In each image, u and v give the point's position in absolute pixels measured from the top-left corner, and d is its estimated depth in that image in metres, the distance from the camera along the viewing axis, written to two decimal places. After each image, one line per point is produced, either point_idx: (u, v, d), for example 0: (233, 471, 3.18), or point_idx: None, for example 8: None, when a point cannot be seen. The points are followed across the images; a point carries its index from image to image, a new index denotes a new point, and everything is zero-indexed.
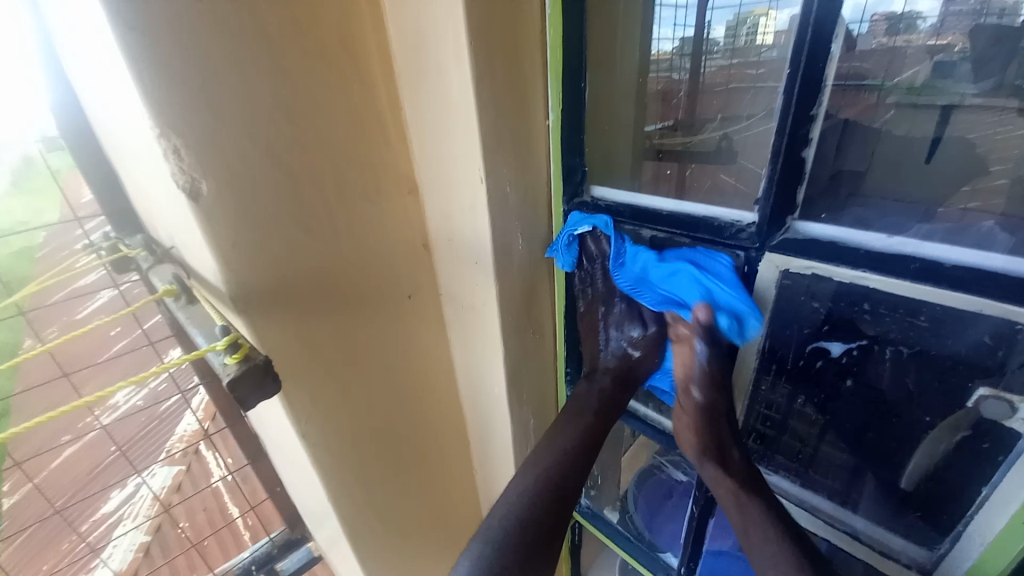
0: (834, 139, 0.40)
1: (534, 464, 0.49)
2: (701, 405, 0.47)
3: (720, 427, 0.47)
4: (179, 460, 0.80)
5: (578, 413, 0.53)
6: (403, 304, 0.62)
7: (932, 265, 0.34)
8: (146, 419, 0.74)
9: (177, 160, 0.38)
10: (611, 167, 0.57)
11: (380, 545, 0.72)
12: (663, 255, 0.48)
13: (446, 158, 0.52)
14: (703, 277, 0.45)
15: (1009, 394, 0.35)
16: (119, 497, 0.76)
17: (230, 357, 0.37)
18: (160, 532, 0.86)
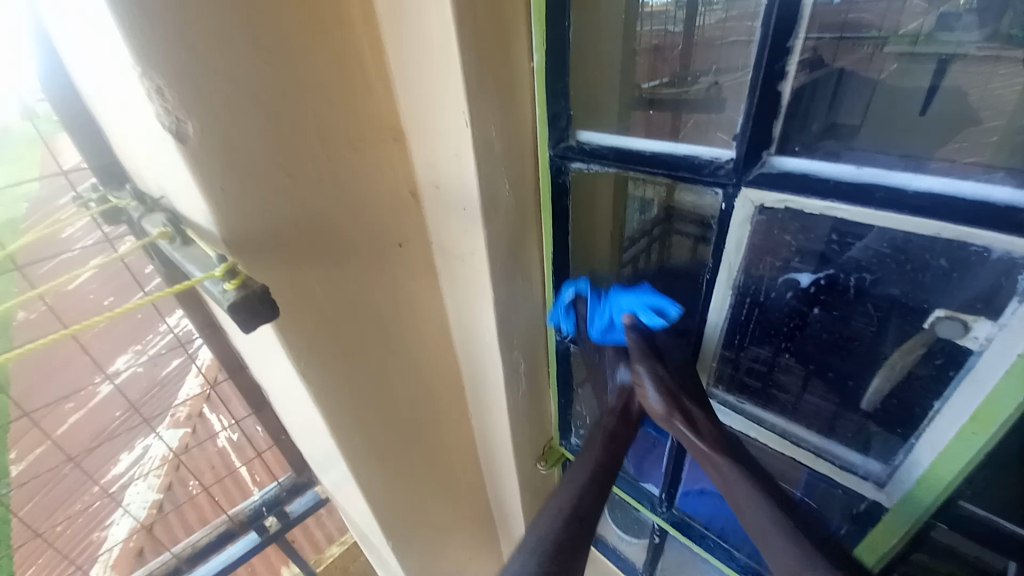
0: (820, 91, 0.40)
1: (537, 525, 0.49)
2: (660, 399, 0.52)
3: (672, 388, 0.53)
4: (185, 422, 0.83)
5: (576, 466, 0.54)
6: (394, 254, 0.64)
7: (897, 192, 0.36)
8: (147, 383, 0.73)
9: (161, 100, 0.39)
10: (595, 111, 0.57)
11: (381, 484, 0.77)
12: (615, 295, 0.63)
13: (431, 102, 0.51)
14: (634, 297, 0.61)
15: (964, 314, 0.38)
16: (128, 459, 0.79)
17: (229, 285, 0.40)
18: (170, 491, 0.88)
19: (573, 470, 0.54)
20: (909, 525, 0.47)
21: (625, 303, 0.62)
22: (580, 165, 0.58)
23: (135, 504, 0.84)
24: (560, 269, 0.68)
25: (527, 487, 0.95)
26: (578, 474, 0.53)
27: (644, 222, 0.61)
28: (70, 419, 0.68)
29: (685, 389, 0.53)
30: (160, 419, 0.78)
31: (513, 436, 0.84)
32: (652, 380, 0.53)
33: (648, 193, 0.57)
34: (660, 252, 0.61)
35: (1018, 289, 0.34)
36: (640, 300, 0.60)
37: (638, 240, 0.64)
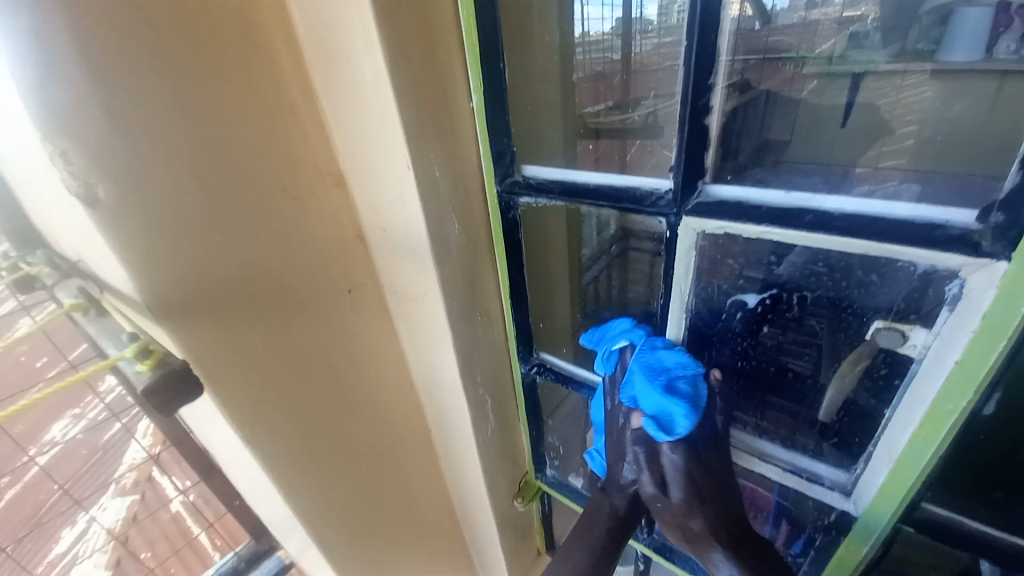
0: (738, 120, 0.42)
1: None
2: (684, 502, 0.47)
3: (707, 492, 0.47)
4: (133, 488, 0.74)
5: (583, 534, 0.54)
6: (344, 300, 0.61)
7: (824, 216, 0.37)
8: (89, 452, 0.67)
9: (67, 164, 0.36)
10: (538, 146, 0.58)
11: (347, 545, 0.72)
12: (652, 360, 0.50)
13: (370, 148, 0.51)
14: (656, 384, 0.49)
15: (899, 324, 0.40)
16: (71, 536, 0.69)
17: (143, 364, 0.39)
18: (120, 568, 0.77)
19: (579, 541, 0.53)
20: (876, 536, 0.47)
21: (641, 390, 0.49)
22: (528, 201, 0.57)
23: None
24: (518, 302, 0.67)
25: (505, 526, 0.91)
26: (581, 547, 0.53)
27: (602, 241, 0.61)
28: (6, 498, 0.60)
29: (720, 491, 0.47)
30: (101, 491, 0.71)
31: (485, 475, 0.81)
32: (673, 483, 0.47)
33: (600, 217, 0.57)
34: (620, 270, 0.62)
35: (944, 299, 0.36)
36: (655, 397, 0.48)
37: (597, 261, 0.65)
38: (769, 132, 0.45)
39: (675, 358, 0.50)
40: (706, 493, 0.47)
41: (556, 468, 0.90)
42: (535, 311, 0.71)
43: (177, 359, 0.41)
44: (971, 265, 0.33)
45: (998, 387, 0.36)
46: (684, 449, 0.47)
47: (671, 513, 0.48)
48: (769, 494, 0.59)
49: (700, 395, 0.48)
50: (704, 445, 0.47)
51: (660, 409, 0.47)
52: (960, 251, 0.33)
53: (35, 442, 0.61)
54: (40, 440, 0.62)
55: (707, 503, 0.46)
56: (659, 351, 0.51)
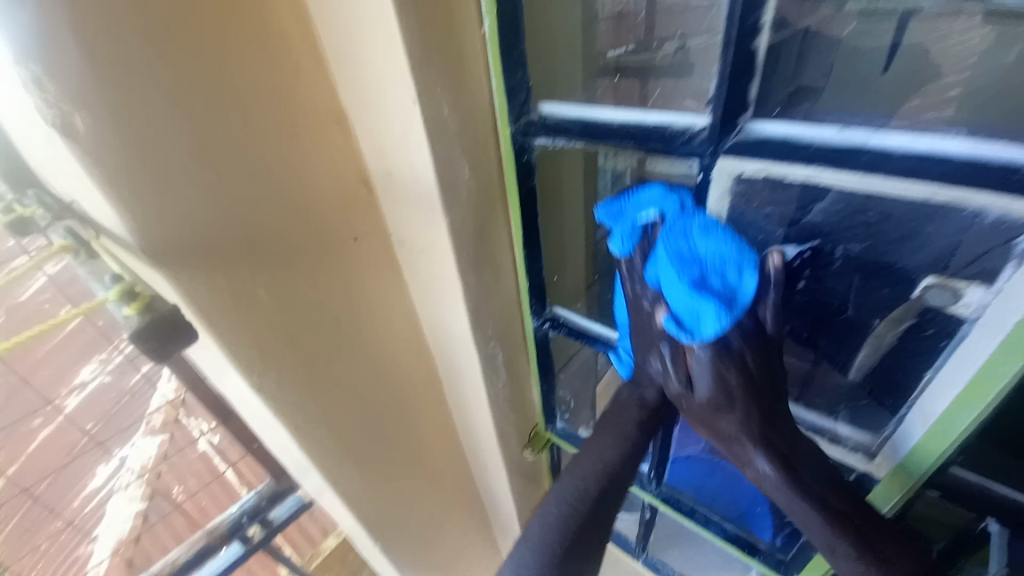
0: (791, 54, 0.36)
1: (566, 481, 0.51)
2: (715, 396, 0.42)
3: (745, 391, 0.42)
4: (162, 428, 0.75)
5: (592, 450, 0.52)
6: (350, 248, 0.59)
7: (883, 155, 0.33)
8: (116, 397, 0.68)
9: (41, 91, 0.33)
10: (556, 80, 0.52)
11: (361, 488, 0.74)
12: (679, 243, 0.41)
13: (372, 81, 0.46)
14: (682, 278, 0.40)
15: (953, 282, 0.36)
16: (105, 473, 0.73)
17: (129, 308, 0.40)
18: (155, 501, 0.82)
19: (591, 457, 0.52)
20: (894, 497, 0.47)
21: (671, 282, 0.40)
22: (544, 142, 0.53)
23: (113, 526, 0.79)
24: (532, 254, 0.64)
25: (514, 473, 0.94)
26: (597, 455, 0.52)
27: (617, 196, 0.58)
28: (39, 437, 0.63)
29: (760, 386, 0.42)
30: (131, 432, 0.72)
31: (496, 426, 0.82)
32: (709, 379, 0.42)
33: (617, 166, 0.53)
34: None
35: (1012, 254, 0.32)
36: (692, 300, 0.39)
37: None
38: (806, 77, 0.37)
39: (719, 240, 0.40)
40: (738, 393, 0.42)
41: (567, 421, 0.90)
42: (550, 265, 0.68)
43: (165, 303, 0.41)
44: None
45: None
46: (716, 348, 0.41)
47: (696, 406, 0.44)
48: None
49: (744, 292, 0.39)
50: (742, 342, 0.41)
51: (689, 311, 0.40)
52: None
53: (63, 387, 0.63)
54: (69, 384, 0.63)
55: (740, 403, 0.42)
56: (697, 231, 0.41)
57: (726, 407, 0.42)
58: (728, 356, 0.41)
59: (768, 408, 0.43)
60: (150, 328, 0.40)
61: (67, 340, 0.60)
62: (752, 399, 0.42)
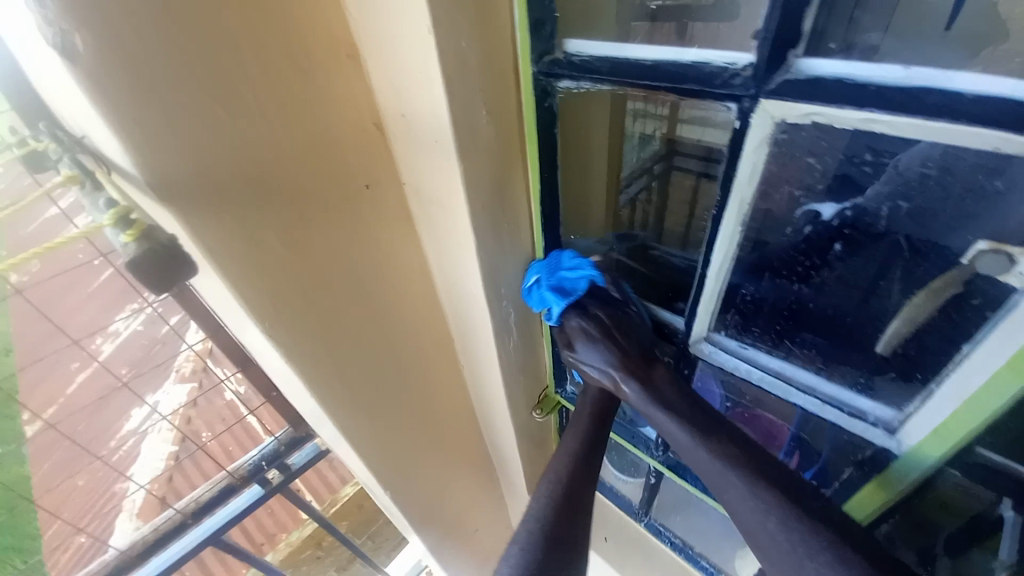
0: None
1: (544, 481, 0.58)
2: (596, 351, 0.58)
3: (604, 337, 0.58)
4: (193, 375, 0.78)
5: (559, 453, 0.60)
6: (362, 197, 0.57)
7: (951, 98, 0.29)
8: (149, 344, 0.70)
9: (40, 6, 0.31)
10: (584, 17, 0.48)
11: (372, 439, 0.76)
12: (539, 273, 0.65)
13: (386, 8, 0.43)
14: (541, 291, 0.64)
15: (1009, 246, 0.33)
16: (139, 416, 0.77)
17: (126, 235, 0.42)
18: (185, 443, 0.86)
19: (557, 459, 0.60)
20: (916, 472, 0.45)
21: (543, 292, 0.64)
22: (567, 84, 0.50)
23: (146, 466, 0.82)
24: (549, 211, 0.61)
25: (523, 433, 0.95)
26: (563, 458, 0.60)
27: (644, 157, 0.59)
28: (76, 380, 0.66)
29: (620, 332, 0.58)
30: (161, 380, 0.76)
31: (507, 386, 0.82)
32: (582, 338, 0.60)
33: (647, 128, 0.55)
34: (661, 191, 0.59)
35: None
36: (552, 298, 0.62)
37: (635, 182, 0.61)
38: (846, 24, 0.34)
39: (565, 259, 0.64)
40: (603, 336, 0.58)
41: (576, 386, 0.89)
42: (566, 224, 0.65)
43: (160, 232, 0.43)
44: None
45: None
46: (579, 318, 0.61)
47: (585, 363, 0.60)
48: (789, 425, 0.56)
49: (582, 283, 0.63)
50: (595, 307, 0.61)
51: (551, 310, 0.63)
52: None
53: (98, 334, 0.64)
54: (104, 330, 0.65)
55: (607, 347, 0.58)
56: (546, 263, 0.65)
57: (602, 354, 0.58)
58: (592, 318, 0.60)
59: (632, 347, 0.57)
60: (146, 257, 0.42)
61: (99, 288, 0.61)
62: (615, 344, 0.57)
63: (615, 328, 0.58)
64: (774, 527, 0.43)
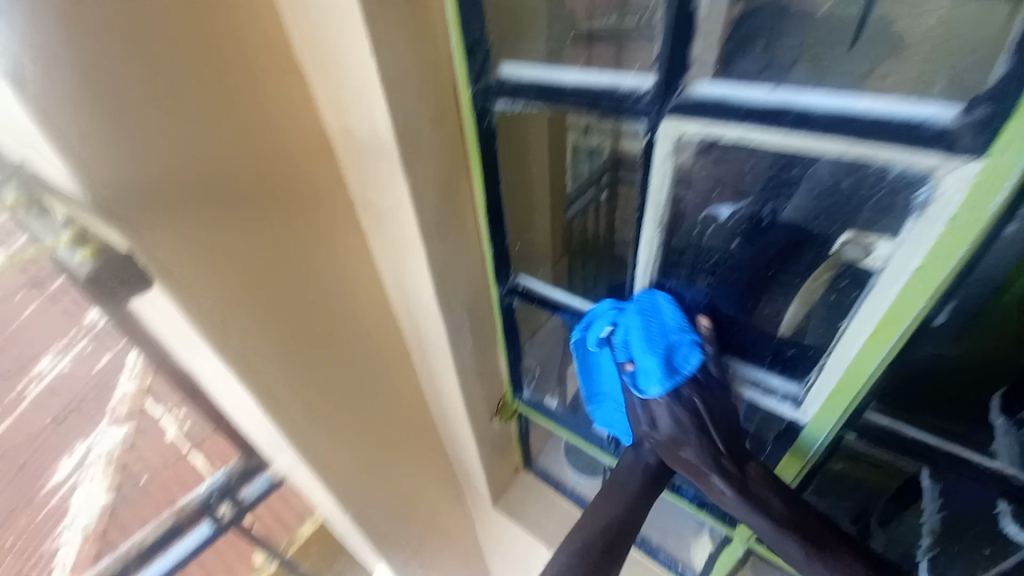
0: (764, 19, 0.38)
1: (574, 538, 0.62)
2: (689, 445, 0.56)
3: (703, 438, 0.55)
4: (128, 417, 0.74)
5: (614, 496, 0.64)
6: (312, 213, 0.59)
7: (805, 114, 0.36)
8: (83, 384, 0.67)
9: None
10: (515, 45, 0.53)
11: (332, 459, 0.75)
12: (640, 319, 0.56)
13: (330, 35, 0.46)
14: (638, 348, 0.56)
15: (867, 236, 0.40)
16: (70, 464, 0.70)
17: (82, 252, 0.42)
18: (121, 491, 0.80)
19: (594, 519, 0.63)
20: (820, 440, 0.53)
21: (641, 354, 0.56)
22: (505, 104, 0.55)
23: (83, 516, 0.76)
24: (495, 221, 0.66)
25: (484, 442, 0.97)
26: (603, 515, 0.63)
27: (593, 170, 0.62)
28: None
29: (725, 438, 0.55)
30: (97, 422, 0.71)
31: (465, 394, 0.84)
32: (672, 423, 0.56)
33: (593, 143, 0.56)
34: (607, 202, 0.63)
35: (913, 206, 0.36)
36: (652, 364, 0.56)
37: (586, 192, 0.66)
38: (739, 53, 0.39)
39: (672, 326, 0.56)
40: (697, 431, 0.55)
41: (532, 390, 0.94)
42: (512, 234, 0.70)
43: (116, 250, 0.42)
44: (944, 165, 0.32)
45: (951, 298, 0.39)
46: (670, 402, 0.56)
47: (670, 450, 0.57)
48: None
49: (690, 360, 0.55)
50: (691, 393, 0.56)
51: (643, 372, 0.57)
52: (934, 150, 0.32)
53: (23, 375, 0.61)
54: (29, 372, 0.62)
55: (701, 442, 0.55)
56: (650, 308, 0.57)
57: (694, 449, 0.55)
58: (686, 407, 0.56)
59: (733, 453, 0.54)
60: (105, 272, 0.42)
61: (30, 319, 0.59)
62: (712, 439, 0.55)
63: (711, 421, 0.55)
64: None
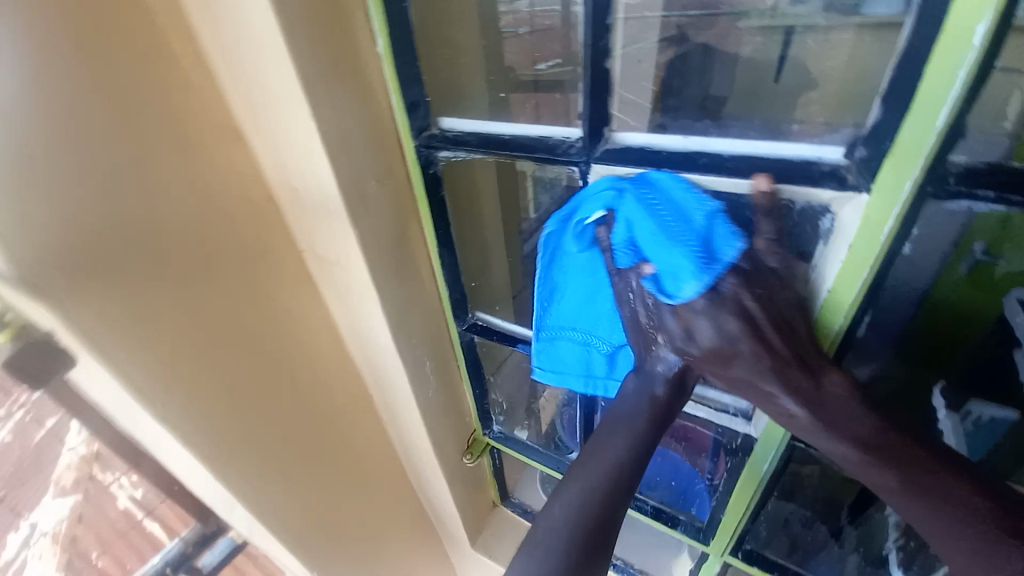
0: (695, 68, 0.42)
1: (582, 474, 0.47)
2: (744, 345, 0.39)
3: (762, 337, 0.39)
4: (75, 487, 0.72)
5: (599, 455, 0.47)
6: (260, 267, 0.59)
7: (716, 158, 0.40)
8: (22, 457, 0.63)
9: None
10: (454, 97, 0.56)
11: (294, 516, 0.72)
12: (647, 197, 0.41)
13: (266, 95, 0.47)
14: (659, 233, 0.40)
15: None
16: (16, 541, 0.67)
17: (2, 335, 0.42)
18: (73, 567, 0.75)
19: (604, 456, 0.47)
20: (772, 451, 0.56)
21: (651, 247, 0.40)
22: (446, 154, 0.57)
23: None
24: (449, 261, 0.67)
25: (456, 480, 0.95)
26: (613, 455, 0.47)
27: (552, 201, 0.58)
28: None
29: (789, 338, 0.40)
30: (41, 494, 0.68)
31: (432, 434, 0.83)
32: (718, 320, 0.39)
33: (551, 173, 0.54)
34: None
35: (820, 233, 0.40)
36: (675, 253, 0.39)
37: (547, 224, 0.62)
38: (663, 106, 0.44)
39: (698, 211, 0.40)
40: (747, 334, 0.39)
41: (502, 424, 0.94)
42: (468, 273, 0.71)
43: (36, 330, 0.42)
44: (839, 198, 0.37)
45: (868, 310, 0.43)
46: (708, 301, 0.39)
47: (708, 360, 0.42)
48: (710, 432, 0.67)
49: (725, 246, 0.39)
50: (738, 287, 0.38)
51: (668, 268, 0.40)
52: (830, 185, 0.36)
53: None
54: None
55: (753, 345, 0.39)
56: (658, 182, 0.42)
57: (742, 350, 0.40)
58: (731, 306, 0.39)
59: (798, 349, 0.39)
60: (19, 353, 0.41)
61: None
62: (771, 344, 0.39)
63: (768, 324, 0.39)
64: (951, 538, 0.35)
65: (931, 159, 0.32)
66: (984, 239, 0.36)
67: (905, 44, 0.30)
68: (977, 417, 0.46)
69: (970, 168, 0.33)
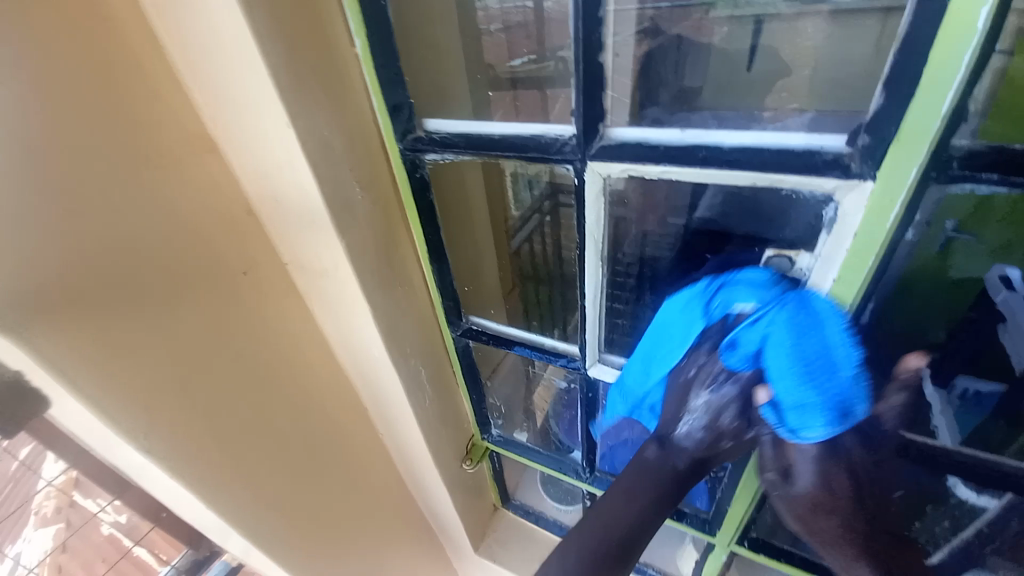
0: (667, 61, 0.44)
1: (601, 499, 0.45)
2: (848, 497, 0.38)
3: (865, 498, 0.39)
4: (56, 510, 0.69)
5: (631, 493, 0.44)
6: (241, 283, 0.56)
7: (715, 151, 0.38)
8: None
9: None
10: (437, 99, 0.54)
11: (291, 537, 0.69)
12: (792, 319, 0.37)
13: (241, 104, 0.44)
14: (802, 370, 0.35)
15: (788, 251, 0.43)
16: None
17: None
18: None
19: (643, 486, 0.44)
20: None
21: (778, 384, 0.36)
22: (434, 157, 0.53)
23: None
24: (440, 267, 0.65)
25: (456, 487, 0.93)
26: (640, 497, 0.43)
27: (534, 198, 0.60)
28: None
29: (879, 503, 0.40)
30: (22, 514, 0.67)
31: (430, 443, 0.81)
32: (832, 474, 0.38)
33: (531, 171, 0.54)
34: (551, 226, 0.62)
35: (824, 222, 0.39)
36: (808, 397, 0.35)
37: (530, 218, 0.65)
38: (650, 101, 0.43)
39: (838, 355, 0.36)
40: (850, 496, 0.38)
41: (500, 427, 0.93)
42: (460, 278, 0.69)
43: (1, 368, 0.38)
44: (843, 187, 0.36)
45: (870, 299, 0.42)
46: (823, 453, 0.38)
47: (793, 503, 0.40)
48: None
49: (857, 406, 0.36)
50: (853, 446, 0.39)
51: (794, 408, 0.36)
52: (833, 175, 0.35)
53: None
54: None
55: (852, 505, 0.38)
56: (814, 304, 0.38)
57: (832, 510, 0.39)
58: (841, 462, 0.38)
59: (881, 513, 0.40)
60: None
61: None
62: (865, 509, 0.39)
63: (865, 488, 0.39)
64: None
65: (935, 144, 0.32)
66: (958, 216, 0.36)
67: (905, 30, 0.29)
68: (963, 390, 0.47)
69: (971, 151, 0.32)
